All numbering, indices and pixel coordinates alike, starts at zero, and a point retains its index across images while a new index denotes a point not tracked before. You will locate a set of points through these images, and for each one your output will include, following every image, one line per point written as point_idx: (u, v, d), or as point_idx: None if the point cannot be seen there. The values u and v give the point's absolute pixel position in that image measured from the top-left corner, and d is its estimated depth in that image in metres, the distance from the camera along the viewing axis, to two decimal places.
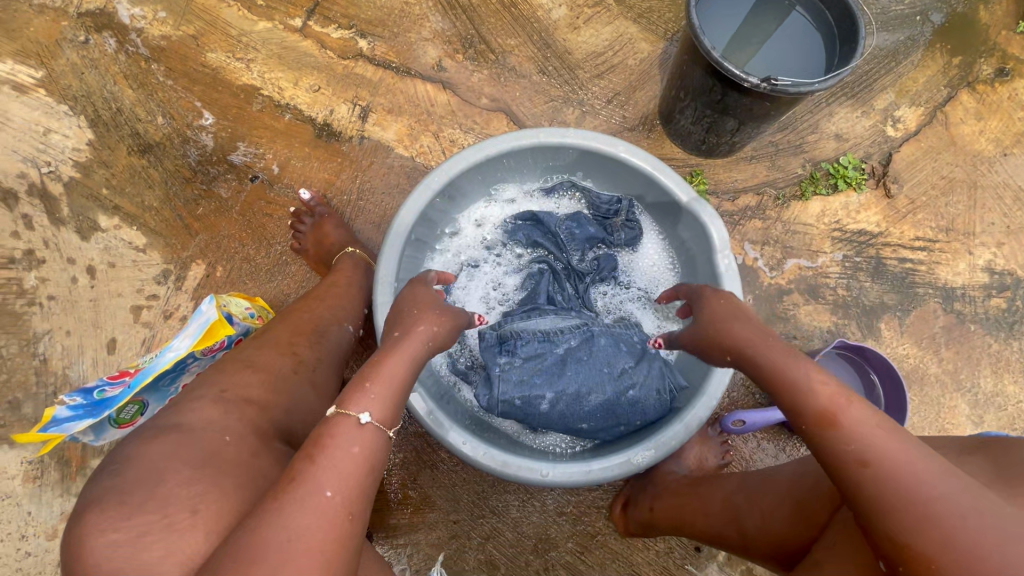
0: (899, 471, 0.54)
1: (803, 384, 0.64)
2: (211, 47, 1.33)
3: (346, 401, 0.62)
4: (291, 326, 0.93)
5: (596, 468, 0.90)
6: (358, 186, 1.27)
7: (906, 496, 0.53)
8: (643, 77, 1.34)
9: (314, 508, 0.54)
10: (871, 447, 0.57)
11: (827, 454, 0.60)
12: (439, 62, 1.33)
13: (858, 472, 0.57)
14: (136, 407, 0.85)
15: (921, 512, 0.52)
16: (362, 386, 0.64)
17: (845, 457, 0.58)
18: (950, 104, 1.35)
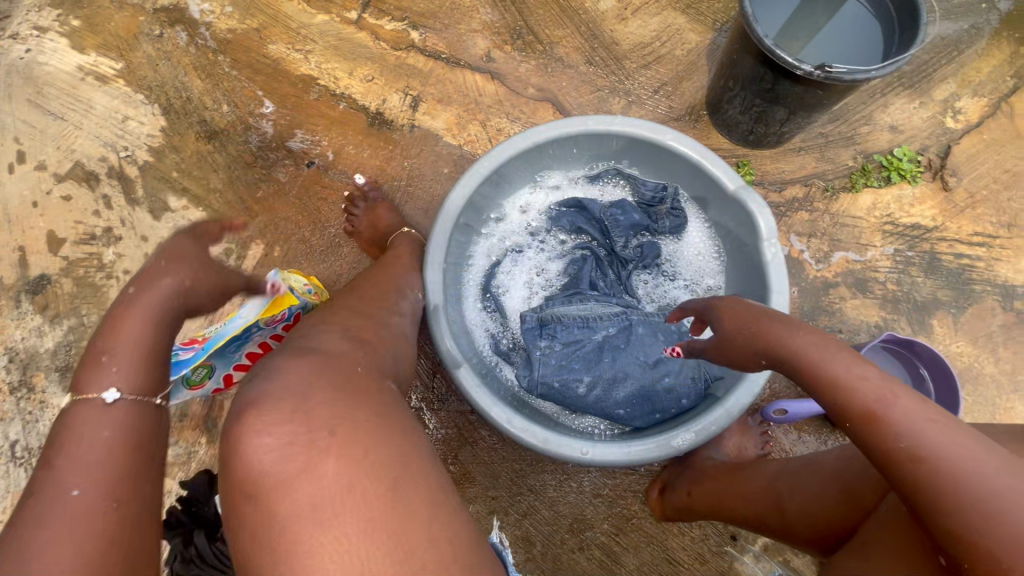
0: (952, 464, 0.53)
1: (843, 380, 0.61)
2: (273, 40, 1.40)
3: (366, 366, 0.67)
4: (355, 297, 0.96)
5: (636, 450, 0.92)
6: (407, 173, 1.32)
7: (963, 490, 0.52)
8: (690, 68, 1.34)
9: None
10: (923, 443, 0.55)
11: (879, 453, 0.58)
12: (487, 52, 1.36)
13: (911, 468, 0.55)
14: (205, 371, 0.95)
15: (982, 505, 0.51)
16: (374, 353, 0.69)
17: (895, 453, 0.56)
18: (1016, 95, 1.30)
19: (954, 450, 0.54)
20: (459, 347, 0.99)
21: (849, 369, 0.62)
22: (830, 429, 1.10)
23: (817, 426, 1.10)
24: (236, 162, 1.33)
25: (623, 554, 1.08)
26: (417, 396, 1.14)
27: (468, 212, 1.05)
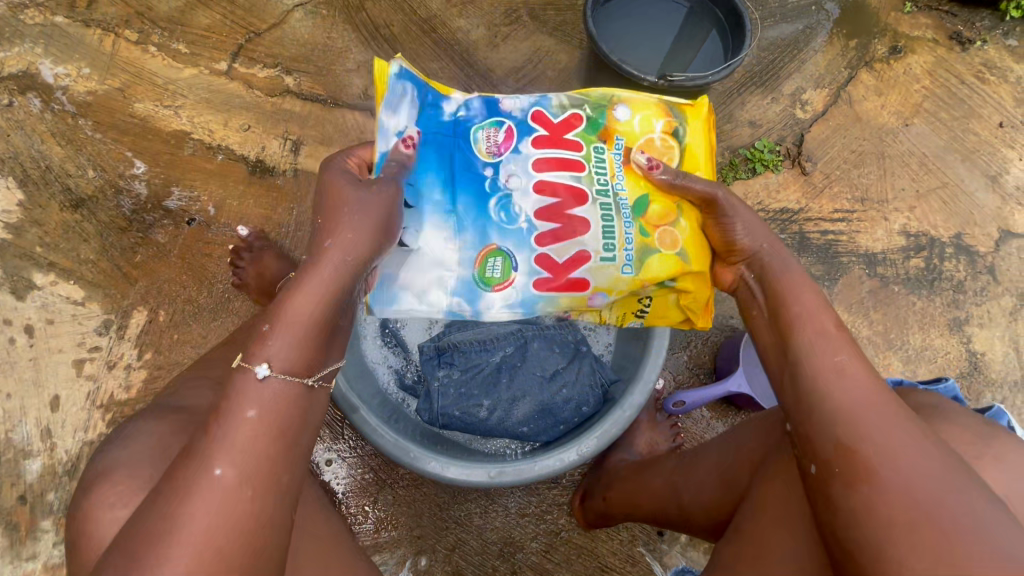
0: (853, 388, 0.55)
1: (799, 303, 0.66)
2: (139, 98, 1.34)
3: (250, 354, 0.58)
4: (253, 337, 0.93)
5: (543, 464, 0.92)
6: (296, 218, 1.30)
7: (856, 412, 0.53)
8: (563, 86, 1.40)
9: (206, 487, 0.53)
10: (854, 359, 0.58)
11: (807, 350, 0.61)
12: (365, 90, 1.37)
13: (822, 379, 0.57)
14: (502, 262, 0.86)
15: (864, 422, 0.52)
16: (262, 334, 0.59)
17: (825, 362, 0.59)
18: (852, 84, 1.44)
19: (865, 374, 0.57)
20: (355, 390, 0.96)
21: (799, 280, 0.70)
22: (734, 411, 1.16)
23: (721, 410, 1.15)
24: (108, 228, 1.25)
25: (556, 570, 1.07)
26: (325, 445, 1.10)
27: None
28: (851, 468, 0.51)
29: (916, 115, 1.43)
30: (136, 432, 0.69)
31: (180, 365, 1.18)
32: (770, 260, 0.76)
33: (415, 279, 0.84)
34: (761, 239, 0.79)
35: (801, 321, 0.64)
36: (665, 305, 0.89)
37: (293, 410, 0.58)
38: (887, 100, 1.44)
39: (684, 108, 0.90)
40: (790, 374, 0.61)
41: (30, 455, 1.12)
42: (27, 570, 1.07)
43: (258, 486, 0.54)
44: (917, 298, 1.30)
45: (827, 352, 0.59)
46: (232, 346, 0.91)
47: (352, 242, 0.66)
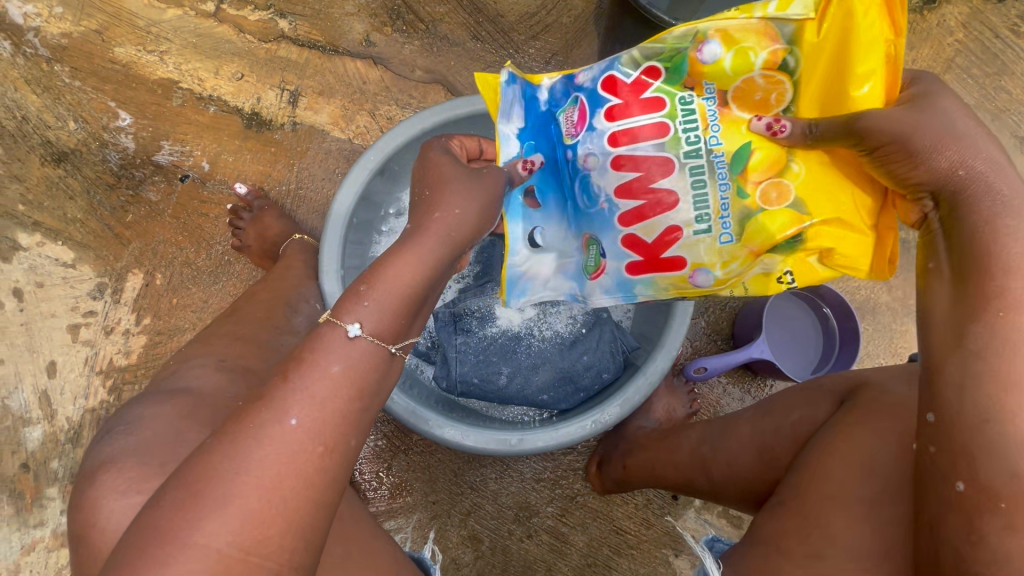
0: (1012, 390, 0.48)
1: (1007, 271, 0.51)
2: (119, 41, 1.24)
3: (338, 311, 0.55)
4: (260, 305, 0.88)
5: (564, 431, 0.90)
6: (296, 174, 1.22)
7: (1002, 426, 0.47)
8: (580, 35, 1.30)
9: (276, 437, 0.49)
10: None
11: (1003, 324, 0.50)
12: (366, 37, 1.27)
13: (1003, 364, 0.48)
14: (596, 250, 0.83)
15: (1004, 441, 0.47)
16: (357, 295, 0.56)
17: (990, 372, 0.49)
18: None
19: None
20: None
21: (1017, 227, 0.52)
22: (752, 377, 1.14)
23: (739, 376, 1.14)
24: (95, 185, 1.17)
25: (572, 534, 1.07)
26: None
27: (361, 210, 1.00)
28: (979, 483, 0.47)
29: (948, 71, 1.36)
30: (147, 410, 0.65)
31: (181, 331, 1.13)
32: (981, 187, 0.55)
33: (539, 270, 0.84)
34: (956, 156, 0.56)
35: (1003, 300, 0.50)
36: (812, 272, 0.72)
37: (373, 374, 0.54)
38: (919, 55, 1.36)
39: (803, 21, 0.67)
40: (960, 365, 0.50)
41: (30, 423, 1.08)
42: (35, 537, 1.05)
43: (327, 441, 0.51)
44: None
45: (1016, 332, 0.49)
46: (241, 313, 0.87)
47: (458, 212, 0.65)
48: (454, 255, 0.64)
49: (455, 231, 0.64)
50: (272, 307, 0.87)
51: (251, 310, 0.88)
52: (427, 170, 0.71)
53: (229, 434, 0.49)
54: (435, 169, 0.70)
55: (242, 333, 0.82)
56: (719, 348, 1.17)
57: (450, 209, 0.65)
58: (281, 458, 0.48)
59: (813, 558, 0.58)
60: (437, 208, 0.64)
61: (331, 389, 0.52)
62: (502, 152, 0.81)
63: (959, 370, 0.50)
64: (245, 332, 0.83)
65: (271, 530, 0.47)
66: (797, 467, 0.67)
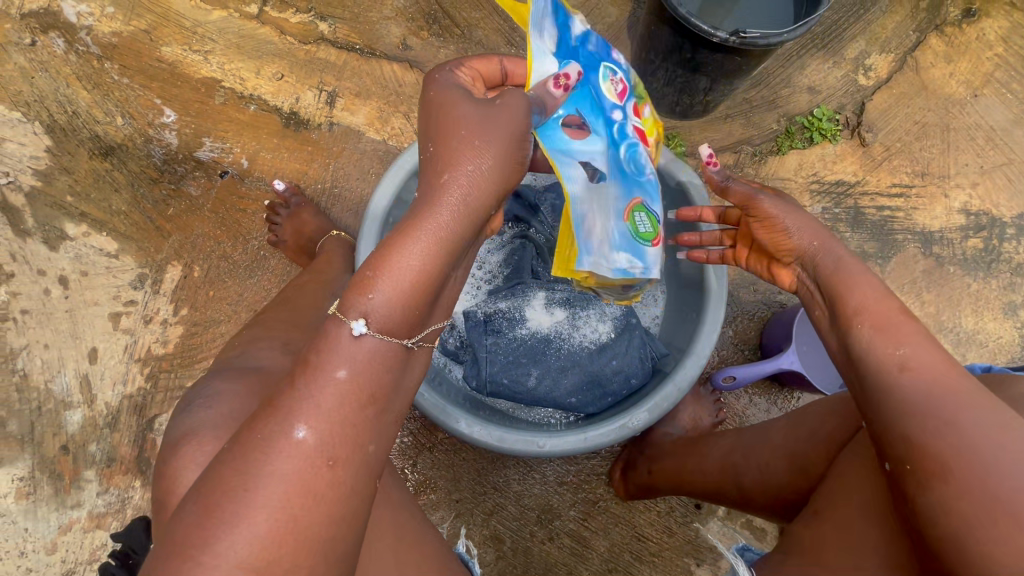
0: (913, 385, 0.54)
1: (853, 295, 0.63)
2: (166, 41, 1.28)
3: (343, 306, 0.50)
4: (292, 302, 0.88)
5: (592, 435, 0.90)
6: (332, 174, 1.25)
7: (949, 417, 0.50)
8: (613, 42, 1.31)
9: (286, 450, 0.47)
10: (925, 366, 0.55)
11: (867, 351, 0.59)
12: (403, 40, 1.30)
13: (883, 376, 0.56)
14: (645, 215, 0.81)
15: (949, 433, 0.50)
16: (364, 283, 0.50)
17: (886, 360, 0.57)
18: (919, 49, 1.35)
19: (932, 366, 0.55)
20: None
21: (858, 273, 0.65)
22: (778, 389, 1.14)
23: (765, 387, 1.13)
24: (139, 179, 1.21)
25: (594, 539, 1.07)
26: None
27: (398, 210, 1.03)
28: (945, 482, 0.48)
29: (986, 85, 1.35)
30: (194, 397, 0.67)
31: (216, 323, 1.15)
32: (825, 254, 0.69)
33: (598, 216, 0.77)
34: (813, 228, 0.71)
35: (858, 315, 0.61)
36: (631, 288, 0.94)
37: (385, 376, 0.52)
38: (957, 68, 1.35)
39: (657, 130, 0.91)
40: (854, 375, 0.60)
41: (71, 407, 1.12)
42: (72, 518, 1.08)
43: (338, 455, 0.49)
44: (973, 280, 1.25)
45: (887, 352, 0.57)
46: (288, 302, 0.89)
47: (485, 171, 0.55)
48: (472, 226, 0.55)
49: (474, 191, 0.54)
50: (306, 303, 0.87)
51: (284, 306, 0.88)
52: (434, 108, 0.59)
53: (237, 449, 0.48)
54: (450, 112, 0.58)
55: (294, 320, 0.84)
56: (746, 358, 1.17)
57: (470, 165, 0.54)
58: (293, 472, 0.47)
59: (852, 569, 0.57)
60: (456, 167, 0.54)
61: (337, 399, 0.49)
62: (536, 69, 0.69)
63: (857, 382, 0.59)
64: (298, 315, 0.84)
65: (286, 547, 0.46)
66: (832, 477, 0.67)
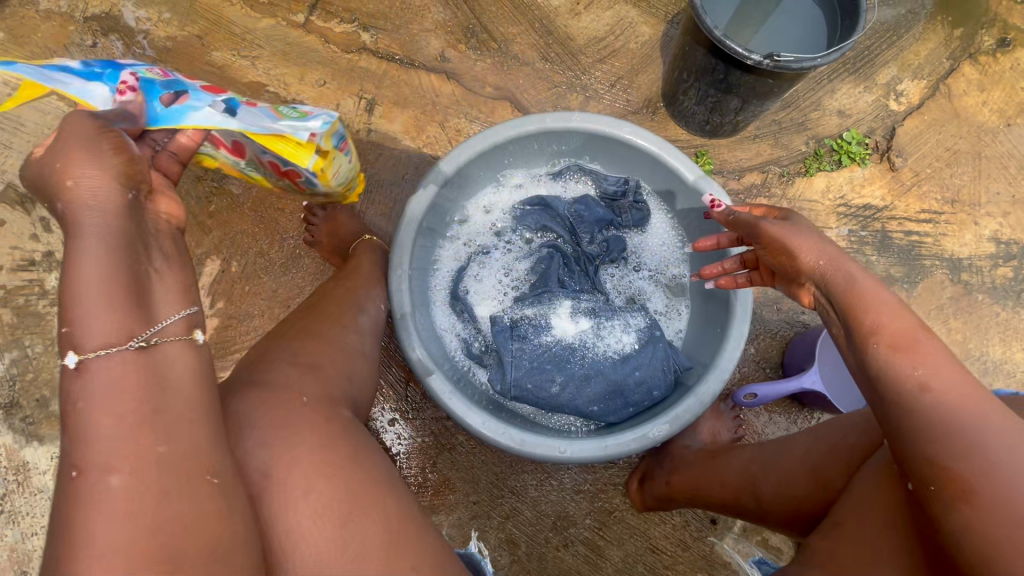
0: (935, 406, 0.54)
1: (868, 314, 0.62)
2: (217, 46, 1.35)
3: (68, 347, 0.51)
4: (332, 304, 0.93)
5: (613, 444, 0.91)
6: (368, 179, 1.28)
7: (976, 437, 0.51)
8: (645, 60, 1.34)
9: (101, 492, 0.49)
10: (942, 385, 0.55)
11: (885, 370, 0.58)
12: (442, 53, 1.35)
13: (904, 399, 0.56)
14: (292, 113, 0.82)
15: (982, 455, 0.50)
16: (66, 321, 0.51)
17: (906, 382, 0.56)
18: (953, 76, 1.36)
19: (952, 384, 0.55)
20: (430, 355, 0.97)
21: (870, 288, 0.64)
22: (799, 408, 1.14)
23: (785, 406, 1.14)
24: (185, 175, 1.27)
25: (608, 548, 1.08)
26: (390, 405, 1.13)
27: (431, 216, 1.07)
28: (979, 501, 0.49)
29: (1019, 115, 1.35)
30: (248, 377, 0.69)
31: (250, 317, 1.20)
32: (835, 272, 0.67)
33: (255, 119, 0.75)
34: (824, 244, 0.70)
35: (875, 334, 0.60)
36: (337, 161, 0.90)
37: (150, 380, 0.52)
38: (990, 97, 1.36)
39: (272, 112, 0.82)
40: (874, 395, 0.59)
41: None
42: None
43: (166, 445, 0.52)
44: (1002, 309, 1.24)
45: (906, 372, 0.56)
46: (318, 309, 0.94)
47: (93, 177, 0.54)
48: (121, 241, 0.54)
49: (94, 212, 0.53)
50: (343, 307, 0.92)
51: (323, 308, 0.92)
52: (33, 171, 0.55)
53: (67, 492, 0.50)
54: (50, 150, 0.55)
55: (318, 329, 0.87)
56: (767, 376, 1.18)
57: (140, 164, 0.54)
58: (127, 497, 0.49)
59: None
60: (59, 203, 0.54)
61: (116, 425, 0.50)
62: (92, 105, 0.67)
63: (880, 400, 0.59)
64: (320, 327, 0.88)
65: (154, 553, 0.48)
66: (851, 492, 0.67)
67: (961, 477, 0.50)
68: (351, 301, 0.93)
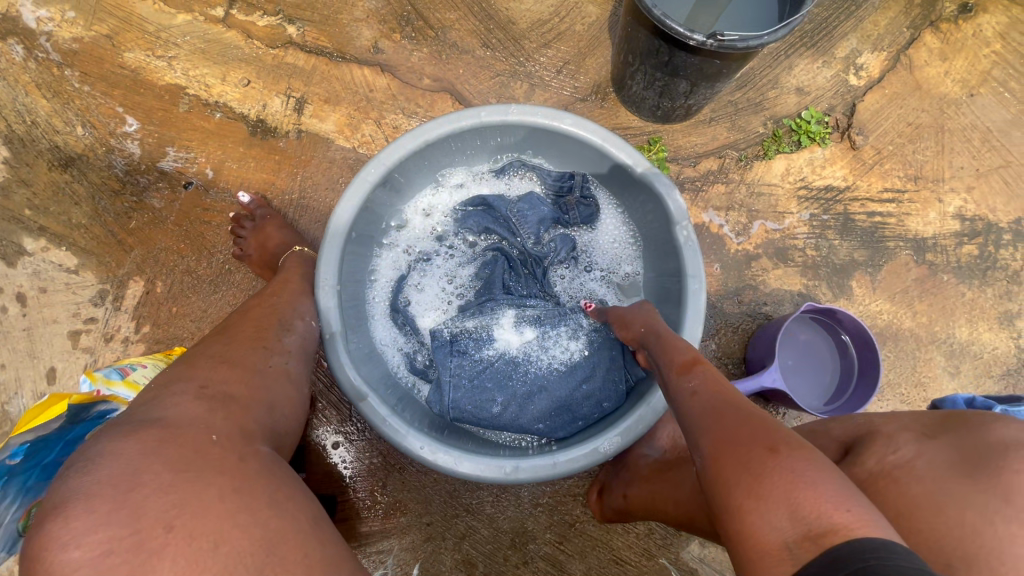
0: (700, 403, 0.63)
1: (670, 352, 0.76)
2: (129, 46, 1.24)
3: None
4: (250, 322, 0.82)
5: (562, 461, 0.86)
6: (300, 185, 1.19)
7: (728, 414, 0.59)
8: (593, 43, 1.26)
9: None
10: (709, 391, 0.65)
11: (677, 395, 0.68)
12: (375, 43, 1.25)
13: (685, 407, 0.65)
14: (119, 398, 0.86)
15: (732, 423, 0.57)
16: None
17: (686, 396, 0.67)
18: (913, 46, 1.30)
19: (715, 391, 0.65)
20: (366, 378, 0.90)
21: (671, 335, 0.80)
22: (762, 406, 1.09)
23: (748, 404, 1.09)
24: (100, 191, 1.17)
25: (569, 562, 1.04)
26: (333, 427, 1.07)
27: (363, 224, 0.99)
28: (730, 457, 0.53)
29: (983, 84, 1.30)
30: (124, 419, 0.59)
31: (179, 341, 1.11)
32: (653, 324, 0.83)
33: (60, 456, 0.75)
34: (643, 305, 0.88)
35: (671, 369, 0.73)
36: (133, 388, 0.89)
37: None
38: (952, 67, 1.30)
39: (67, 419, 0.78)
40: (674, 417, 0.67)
41: None
42: None
43: None
44: (968, 289, 1.20)
45: (687, 397, 0.66)
46: (232, 331, 0.79)
47: None
48: None
49: None
50: (264, 322, 0.82)
51: (242, 324, 0.82)
52: None
53: None
54: None
55: (230, 355, 0.72)
56: (729, 373, 1.15)
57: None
58: None
59: None
60: None
61: None
62: None
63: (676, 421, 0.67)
64: (232, 352, 0.73)
65: None
66: None
67: (705, 441, 0.58)
68: (275, 318, 0.84)
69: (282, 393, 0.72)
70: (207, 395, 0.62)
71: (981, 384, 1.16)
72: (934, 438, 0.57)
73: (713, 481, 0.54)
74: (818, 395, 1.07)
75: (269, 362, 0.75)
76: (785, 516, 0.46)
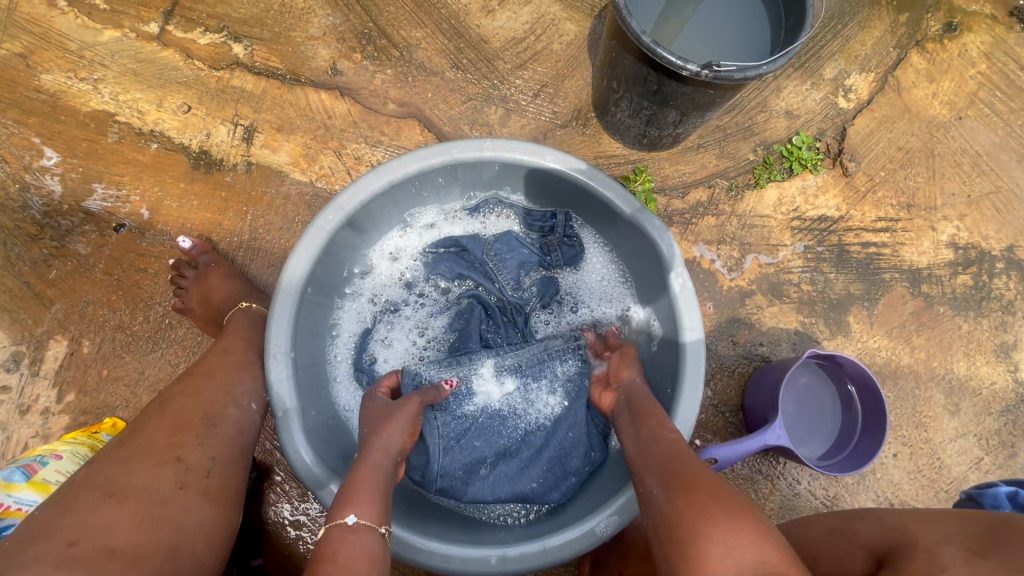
0: (671, 446, 0.64)
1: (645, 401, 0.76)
2: (47, 67, 1.09)
3: None
4: (168, 418, 0.68)
5: (552, 546, 0.76)
6: (250, 225, 1.06)
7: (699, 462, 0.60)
8: (572, 63, 1.17)
9: None
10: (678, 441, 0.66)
11: (644, 434, 0.69)
12: (333, 64, 1.13)
13: (654, 445, 0.66)
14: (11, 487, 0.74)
15: (706, 471, 0.58)
16: None
17: (657, 437, 0.67)
18: (901, 67, 1.26)
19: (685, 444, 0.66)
20: (323, 456, 0.78)
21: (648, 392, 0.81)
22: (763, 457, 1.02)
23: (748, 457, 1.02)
24: (14, 235, 1.02)
25: None
26: (291, 504, 0.95)
27: (321, 276, 0.87)
28: (707, 493, 0.54)
29: (970, 106, 1.27)
30: None
31: (111, 410, 0.96)
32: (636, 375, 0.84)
33: None
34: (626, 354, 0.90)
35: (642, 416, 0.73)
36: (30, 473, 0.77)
37: None
38: (940, 89, 1.26)
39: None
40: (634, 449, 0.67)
41: None
42: None
43: None
44: (965, 321, 1.16)
45: (662, 442, 0.65)
46: (141, 436, 0.65)
47: None
48: None
49: None
50: (185, 420, 0.68)
51: (159, 420, 0.67)
52: None
53: None
54: None
55: (129, 482, 0.59)
56: (727, 421, 1.07)
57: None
58: None
59: None
60: None
61: None
62: None
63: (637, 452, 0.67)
64: (131, 476, 0.59)
65: None
66: None
67: (671, 478, 0.58)
68: (200, 413, 0.69)
69: (194, 525, 0.60)
70: (77, 559, 0.51)
71: (982, 421, 1.11)
72: (986, 559, 0.51)
73: (676, 517, 0.54)
74: (819, 444, 1.00)
75: (182, 484, 0.62)
76: (751, 561, 0.47)
